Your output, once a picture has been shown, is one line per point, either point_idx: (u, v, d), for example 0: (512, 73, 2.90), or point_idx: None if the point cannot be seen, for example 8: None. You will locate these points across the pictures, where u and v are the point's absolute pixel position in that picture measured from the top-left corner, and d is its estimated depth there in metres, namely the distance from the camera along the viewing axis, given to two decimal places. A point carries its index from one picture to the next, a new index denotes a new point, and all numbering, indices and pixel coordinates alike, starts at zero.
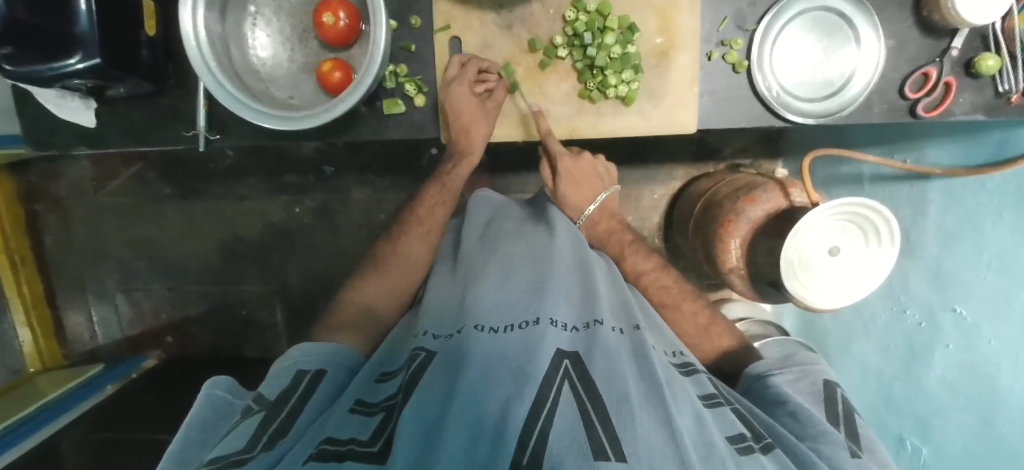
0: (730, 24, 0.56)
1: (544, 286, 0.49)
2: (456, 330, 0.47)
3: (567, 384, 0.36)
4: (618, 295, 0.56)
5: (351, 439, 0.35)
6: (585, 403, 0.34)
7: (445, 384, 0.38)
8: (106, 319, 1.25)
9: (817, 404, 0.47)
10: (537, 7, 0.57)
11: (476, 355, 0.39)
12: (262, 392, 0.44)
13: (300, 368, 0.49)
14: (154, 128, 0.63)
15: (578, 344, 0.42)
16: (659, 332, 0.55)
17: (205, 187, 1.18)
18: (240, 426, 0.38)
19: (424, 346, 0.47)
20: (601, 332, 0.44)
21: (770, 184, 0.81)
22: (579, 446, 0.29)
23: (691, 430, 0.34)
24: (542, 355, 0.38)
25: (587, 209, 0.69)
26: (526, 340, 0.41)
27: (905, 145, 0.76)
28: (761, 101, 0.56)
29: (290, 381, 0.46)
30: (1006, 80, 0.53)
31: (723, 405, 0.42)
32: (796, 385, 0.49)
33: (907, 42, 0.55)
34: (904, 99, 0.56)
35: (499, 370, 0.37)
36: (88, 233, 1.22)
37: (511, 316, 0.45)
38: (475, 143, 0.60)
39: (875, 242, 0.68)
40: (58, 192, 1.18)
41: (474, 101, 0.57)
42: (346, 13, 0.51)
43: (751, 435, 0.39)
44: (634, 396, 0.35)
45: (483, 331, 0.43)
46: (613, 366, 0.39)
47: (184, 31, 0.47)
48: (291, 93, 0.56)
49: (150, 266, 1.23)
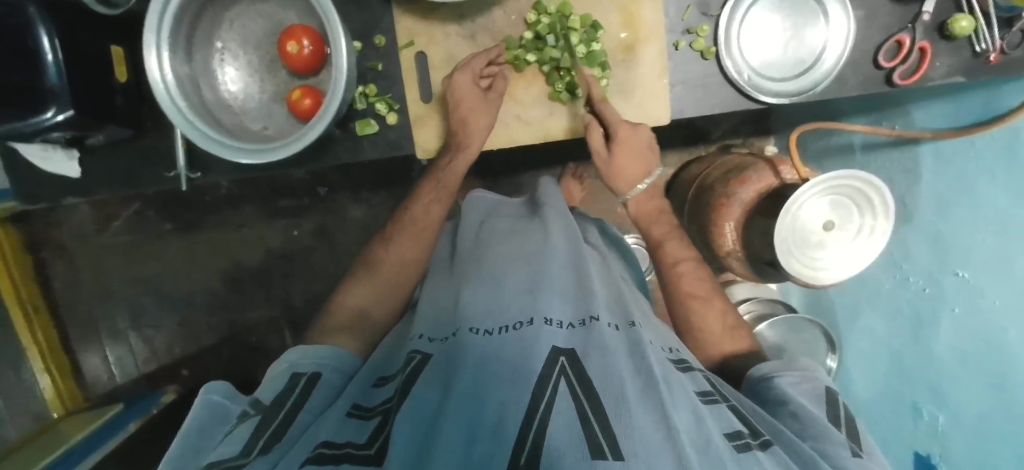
0: (694, 12, 0.55)
1: (539, 286, 0.49)
2: (452, 331, 0.46)
3: (564, 380, 0.36)
4: (615, 293, 0.56)
5: (347, 442, 0.35)
6: (577, 394, 0.34)
7: (442, 383, 0.38)
8: (122, 357, 1.26)
9: (818, 405, 0.46)
10: (497, 14, 0.56)
11: (473, 356, 0.39)
12: (261, 395, 0.44)
13: (296, 371, 0.48)
14: (137, 171, 0.64)
15: (575, 342, 0.42)
16: (656, 329, 0.54)
17: (203, 218, 1.19)
18: (237, 432, 0.38)
19: (419, 349, 0.46)
20: (599, 330, 0.43)
21: (760, 163, 0.79)
22: (578, 442, 0.29)
23: (690, 427, 0.34)
24: (537, 356, 0.38)
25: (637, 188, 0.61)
26: (521, 340, 0.40)
27: (894, 112, 0.76)
28: (732, 86, 0.55)
29: (286, 383, 0.46)
30: (982, 40, 0.52)
31: (720, 402, 0.42)
32: (799, 386, 0.47)
33: (878, 10, 0.54)
34: (879, 69, 0.54)
35: (496, 372, 0.36)
36: (94, 275, 1.23)
37: (506, 317, 0.45)
38: (476, 137, 0.57)
39: (870, 215, 0.67)
40: (59, 237, 1.19)
41: (476, 93, 0.55)
42: (309, 40, 0.51)
43: (749, 432, 0.38)
44: (632, 396, 0.35)
45: (478, 333, 0.43)
46: (613, 365, 0.38)
47: (150, 74, 0.47)
48: (264, 123, 0.57)
49: (157, 301, 1.24)
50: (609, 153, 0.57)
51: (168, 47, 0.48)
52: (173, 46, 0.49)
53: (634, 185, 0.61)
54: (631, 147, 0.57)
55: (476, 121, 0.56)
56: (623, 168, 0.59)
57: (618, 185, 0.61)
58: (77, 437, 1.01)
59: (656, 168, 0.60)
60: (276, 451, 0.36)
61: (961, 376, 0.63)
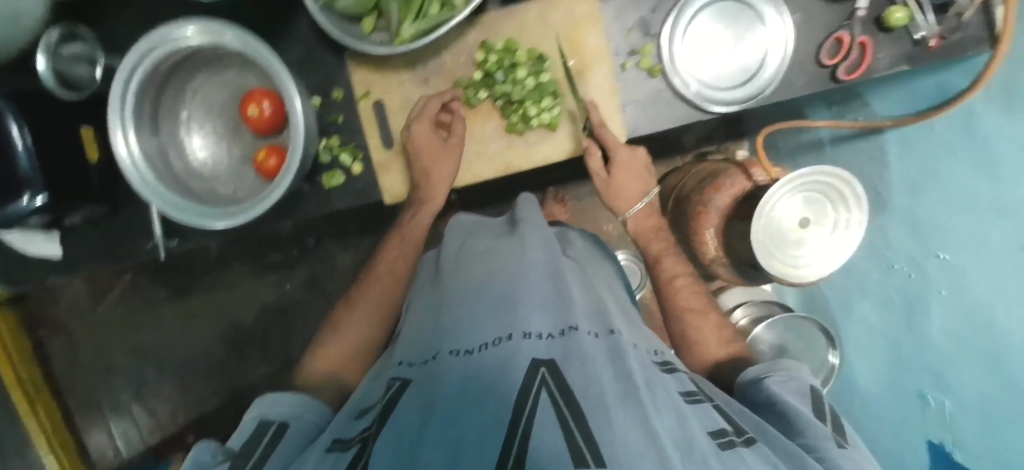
0: (637, 33, 0.56)
1: (516, 299, 0.46)
2: (432, 354, 0.44)
3: (545, 391, 0.33)
4: (594, 299, 0.53)
5: None
6: (558, 398, 0.32)
7: (425, 400, 0.36)
8: (127, 431, 1.23)
9: (804, 400, 0.44)
10: (448, 57, 0.58)
11: (458, 371, 0.37)
12: (233, 444, 0.42)
13: (266, 418, 0.46)
14: (113, 245, 0.65)
15: (554, 349, 0.39)
16: (637, 332, 0.53)
17: (196, 281, 1.19)
18: None
19: (399, 375, 0.44)
20: (576, 339, 0.41)
21: (732, 168, 0.79)
22: (561, 446, 0.27)
23: (672, 428, 0.33)
24: (516, 368, 0.36)
25: (634, 208, 0.61)
26: (499, 355, 0.38)
27: (854, 104, 0.77)
28: (683, 99, 0.56)
29: (255, 432, 0.44)
30: (920, 28, 0.53)
31: (705, 402, 0.41)
32: (787, 385, 0.45)
33: (813, 11, 0.55)
34: (823, 66, 0.56)
35: (477, 388, 0.34)
36: (93, 349, 1.21)
37: (489, 330, 0.42)
38: (437, 188, 0.58)
39: (842, 209, 0.67)
40: (57, 314, 1.19)
41: (434, 141, 0.57)
42: (269, 101, 0.53)
43: (733, 429, 0.38)
44: (610, 400, 0.33)
45: (459, 354, 0.40)
46: (593, 372, 0.36)
47: (118, 152, 0.48)
48: (235, 185, 0.58)
49: (157, 369, 1.23)
50: (609, 175, 0.59)
51: (134, 127, 0.50)
52: (138, 124, 0.51)
53: (632, 205, 0.61)
54: (630, 168, 0.59)
55: (440, 170, 0.57)
56: (621, 186, 0.60)
57: (617, 206, 0.61)
58: None
59: (653, 186, 0.61)
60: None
61: (958, 358, 0.62)
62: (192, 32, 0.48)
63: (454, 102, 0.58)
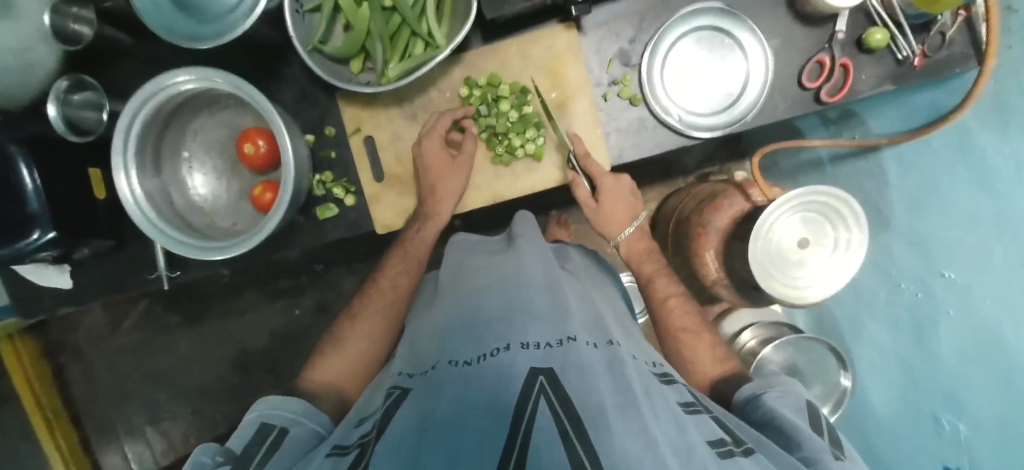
0: (617, 64, 0.58)
1: (516, 303, 0.39)
2: (431, 363, 0.37)
3: (545, 399, 0.27)
4: (591, 307, 0.45)
5: None
6: (560, 411, 0.26)
7: (421, 412, 0.30)
8: (141, 454, 1.24)
9: (800, 415, 0.41)
10: (434, 93, 0.60)
11: (455, 382, 0.31)
12: (232, 447, 0.39)
13: (267, 421, 0.43)
14: (120, 277, 0.67)
15: (552, 358, 0.32)
16: (635, 341, 0.47)
17: (208, 308, 1.22)
18: None
19: (400, 384, 0.37)
20: (576, 349, 0.33)
21: (730, 189, 0.80)
22: (563, 458, 0.23)
23: (671, 435, 0.28)
24: (512, 377, 0.30)
25: (625, 234, 0.62)
26: (495, 369, 0.31)
27: (851, 122, 0.77)
28: (666, 127, 0.57)
29: (256, 435, 0.41)
30: (901, 48, 0.54)
31: (704, 414, 0.36)
32: (784, 399, 0.44)
33: (793, 36, 0.56)
34: (805, 89, 0.56)
35: (474, 401, 0.28)
36: (109, 375, 1.23)
37: (482, 337, 0.36)
38: (443, 202, 0.59)
39: (842, 228, 0.65)
40: (75, 342, 1.22)
41: (444, 158, 0.58)
42: (264, 140, 0.56)
43: (731, 439, 0.34)
44: (611, 408, 0.28)
45: (457, 365, 0.33)
46: (597, 381, 0.30)
47: (121, 191, 0.51)
48: (234, 218, 0.60)
49: (170, 394, 1.24)
50: (597, 204, 0.60)
51: (136, 169, 0.52)
52: (140, 165, 0.53)
53: (622, 229, 0.62)
54: (616, 195, 0.60)
55: (446, 184, 0.58)
56: (611, 213, 0.61)
57: (608, 231, 0.62)
58: None
59: (641, 210, 0.62)
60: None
61: (971, 379, 0.60)
62: (185, 78, 0.50)
63: (465, 119, 0.59)
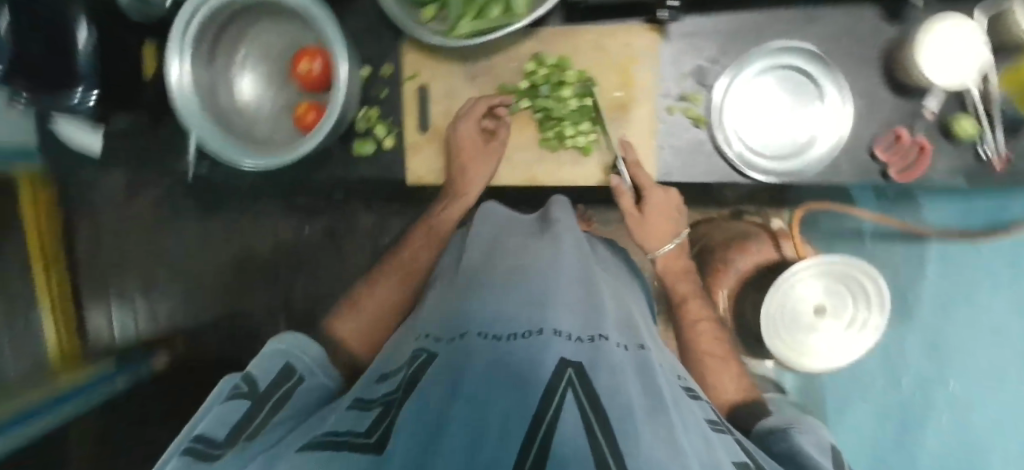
0: (691, 80, 0.56)
1: (551, 290, 0.37)
2: (458, 333, 0.34)
3: (576, 389, 0.24)
4: (626, 313, 0.43)
5: (349, 432, 0.26)
6: (587, 411, 0.22)
7: (450, 378, 0.27)
8: (125, 320, 1.22)
9: (823, 453, 0.39)
10: (500, 59, 0.59)
11: (487, 359, 0.27)
12: (252, 376, 0.40)
13: (289, 362, 0.44)
14: (153, 154, 0.70)
15: (582, 353, 0.28)
16: (660, 351, 0.44)
17: (225, 201, 1.18)
18: (220, 410, 0.35)
19: (426, 348, 0.35)
20: (608, 350, 0.30)
21: (762, 234, 0.78)
22: (586, 451, 0.19)
23: (697, 447, 0.24)
24: (542, 358, 0.27)
25: (664, 249, 0.59)
26: (529, 350, 0.28)
27: (904, 204, 0.74)
28: (723, 157, 0.55)
29: (278, 372, 0.42)
30: (985, 145, 0.50)
31: (728, 434, 0.34)
32: (809, 437, 0.42)
33: (879, 102, 0.53)
34: (875, 160, 0.53)
35: (503, 372, 0.25)
36: (115, 238, 1.21)
37: (513, 318, 0.33)
38: (473, 181, 0.59)
39: (864, 306, 0.64)
40: (90, 197, 1.19)
41: (478, 140, 0.58)
42: (320, 60, 0.55)
43: (756, 466, 0.29)
44: (640, 413, 0.24)
45: (487, 338, 0.31)
46: (627, 385, 0.26)
47: (168, 79, 0.51)
48: (273, 129, 0.60)
49: (167, 272, 1.22)
50: (641, 214, 0.57)
51: (190, 58, 0.52)
52: (196, 56, 0.53)
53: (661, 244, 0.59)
54: (661, 208, 0.57)
55: (477, 170, 0.59)
56: (651, 227, 0.58)
57: (647, 245, 0.59)
58: (65, 382, 0.95)
59: (683, 227, 0.59)
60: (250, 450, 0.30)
61: None
62: None
63: (501, 107, 0.58)
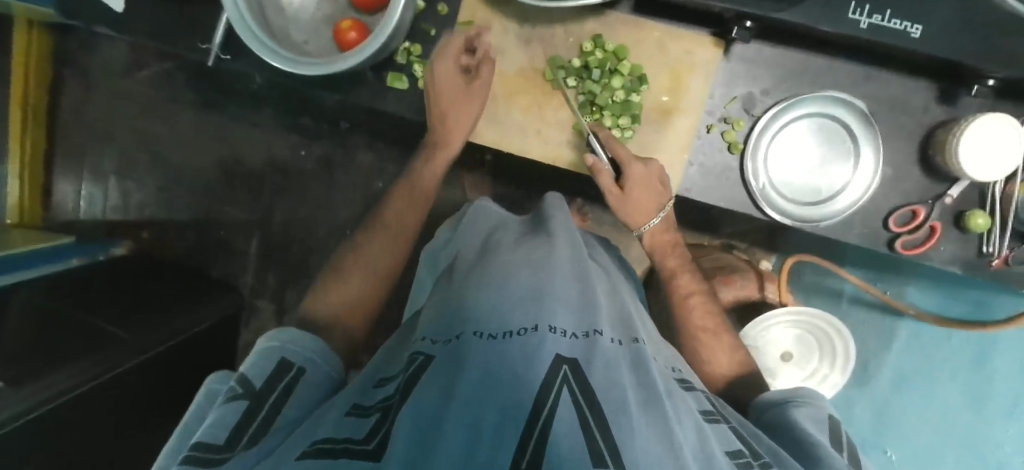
0: (737, 105, 0.56)
1: (549, 281, 0.36)
2: (453, 335, 0.33)
3: (566, 388, 0.25)
4: (619, 305, 0.43)
5: (346, 439, 0.25)
6: (583, 405, 0.25)
7: (444, 375, 0.27)
8: (93, 197, 1.15)
9: (821, 429, 0.40)
10: (559, 31, 0.57)
11: (482, 354, 0.27)
12: (246, 375, 0.36)
13: (284, 357, 0.39)
14: (171, 31, 0.65)
15: (578, 350, 0.29)
16: (658, 346, 0.45)
17: (224, 102, 1.13)
18: (212, 416, 0.31)
19: (423, 351, 0.33)
20: (601, 345, 0.31)
21: (749, 272, 0.79)
22: (581, 447, 0.21)
23: (690, 439, 0.26)
24: (535, 352, 0.27)
25: (650, 223, 0.58)
26: (520, 345, 0.28)
27: (891, 275, 0.78)
28: (746, 189, 0.55)
29: (273, 367, 0.38)
30: (991, 243, 0.52)
31: (722, 424, 0.35)
32: (812, 412, 0.43)
33: (906, 176, 0.54)
34: (886, 229, 0.55)
35: (500, 371, 0.26)
36: (101, 111, 1.13)
37: (507, 312, 0.32)
38: (462, 113, 0.56)
39: (829, 363, 0.67)
40: (85, 62, 1.11)
41: (459, 76, 0.55)
42: None
43: (748, 451, 0.32)
44: (632, 405, 0.26)
45: (481, 337, 0.30)
46: (622, 378, 0.29)
47: None
48: (307, 38, 0.58)
49: (149, 161, 1.15)
50: (624, 193, 0.55)
51: None
52: None
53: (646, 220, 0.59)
54: (642, 182, 0.55)
55: (463, 112, 0.56)
56: (635, 204, 0.56)
57: (632, 222, 0.59)
58: (18, 248, 0.89)
59: (670, 198, 0.57)
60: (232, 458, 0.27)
61: None
62: None
63: (477, 40, 0.56)
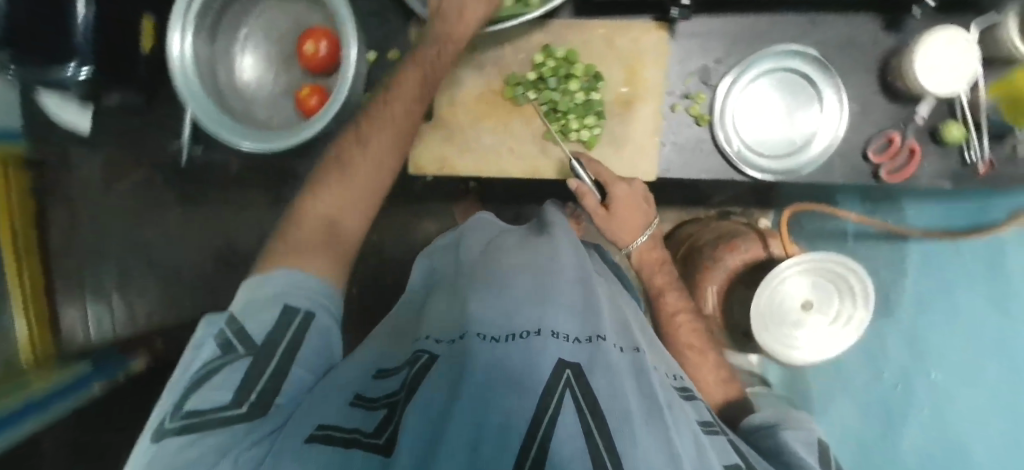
0: (695, 80, 0.57)
1: (547, 288, 0.37)
2: (458, 333, 0.34)
3: (570, 392, 0.26)
4: (619, 310, 0.43)
5: (354, 429, 0.27)
6: (586, 410, 0.25)
7: (448, 385, 0.28)
8: (100, 316, 1.16)
9: (811, 452, 0.38)
10: (508, 50, 0.59)
11: (485, 355, 0.29)
12: (246, 327, 0.36)
13: (287, 302, 0.38)
14: None
15: (581, 354, 0.29)
16: (657, 352, 0.44)
17: (205, 193, 1.11)
18: (215, 373, 0.32)
19: (427, 349, 0.35)
20: (607, 349, 0.31)
21: (751, 234, 0.79)
22: (582, 453, 0.22)
23: (690, 450, 0.26)
24: (538, 361, 0.28)
25: (637, 241, 0.57)
26: (525, 351, 0.29)
27: (886, 206, 0.81)
28: (722, 155, 0.56)
29: (278, 315, 0.37)
30: (971, 151, 0.53)
31: (721, 435, 0.34)
32: (798, 432, 0.40)
33: (872, 107, 0.56)
34: (867, 161, 0.55)
35: (503, 379, 0.26)
36: (91, 229, 1.14)
37: (512, 316, 0.33)
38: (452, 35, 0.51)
39: (848, 301, 0.66)
40: (67, 187, 1.12)
41: None
42: (326, 43, 0.55)
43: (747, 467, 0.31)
44: (637, 417, 0.26)
45: (486, 339, 0.31)
46: (624, 385, 0.28)
47: (170, 52, 0.50)
48: (271, 113, 0.59)
49: (145, 267, 1.15)
50: (610, 213, 0.55)
51: (192, 29, 0.52)
52: (197, 30, 0.52)
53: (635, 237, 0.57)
54: (627, 201, 0.55)
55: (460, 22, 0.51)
56: (621, 223, 0.56)
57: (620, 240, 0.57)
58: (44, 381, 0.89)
59: (655, 217, 0.57)
60: (233, 463, 0.27)
61: None
62: None
63: None
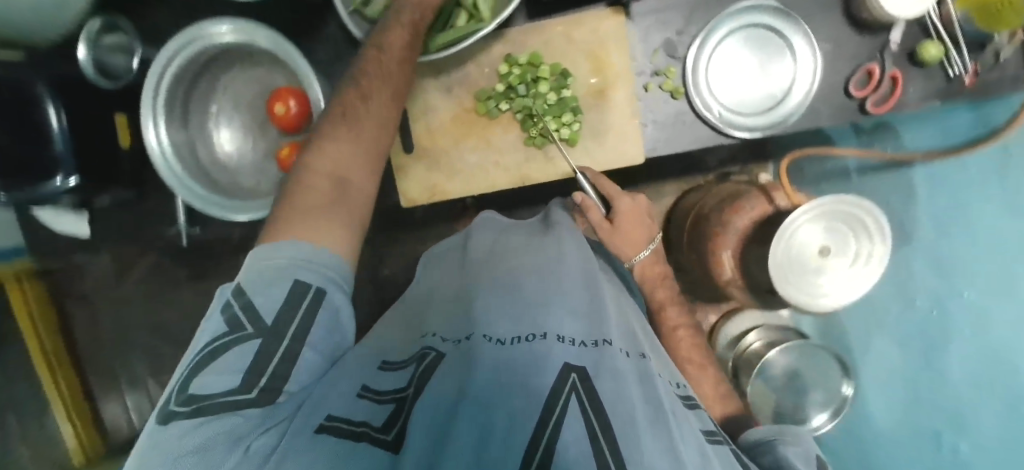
0: (662, 55, 0.57)
1: (552, 293, 0.37)
2: (465, 334, 0.35)
3: (576, 395, 0.26)
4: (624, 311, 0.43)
5: (364, 422, 0.28)
6: (591, 413, 0.25)
7: (457, 378, 0.29)
8: (140, 405, 1.18)
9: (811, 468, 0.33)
10: (472, 67, 0.59)
11: (491, 355, 0.30)
12: (254, 301, 0.34)
13: (298, 276, 0.36)
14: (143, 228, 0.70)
15: (586, 358, 0.30)
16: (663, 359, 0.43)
17: (214, 265, 1.11)
18: (224, 354, 0.32)
19: (433, 346, 0.36)
20: (612, 353, 0.31)
21: (754, 192, 0.77)
22: (587, 454, 0.22)
23: (695, 459, 0.25)
24: (546, 363, 0.28)
25: (639, 256, 0.57)
26: (531, 355, 0.30)
27: (883, 134, 0.80)
28: (704, 122, 0.56)
29: (289, 293, 0.35)
30: (954, 65, 0.52)
31: (725, 444, 0.33)
32: (798, 448, 0.36)
33: (844, 43, 0.55)
34: (851, 98, 0.55)
35: (508, 382, 0.27)
36: (112, 322, 1.15)
37: (518, 321, 0.34)
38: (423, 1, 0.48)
39: (864, 238, 0.66)
40: (82, 288, 1.13)
41: None
42: (295, 101, 0.55)
43: None
44: (641, 424, 0.25)
45: (492, 341, 0.32)
46: (629, 391, 0.28)
47: (148, 144, 0.53)
48: (258, 179, 0.60)
49: (173, 349, 1.16)
50: (614, 226, 0.55)
51: (164, 118, 0.54)
52: (168, 118, 0.54)
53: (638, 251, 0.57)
54: (631, 216, 0.56)
55: None
56: (626, 235, 0.56)
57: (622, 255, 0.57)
58: None
59: (658, 232, 0.58)
60: (245, 453, 0.27)
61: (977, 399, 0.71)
62: (227, 30, 0.52)
63: None
